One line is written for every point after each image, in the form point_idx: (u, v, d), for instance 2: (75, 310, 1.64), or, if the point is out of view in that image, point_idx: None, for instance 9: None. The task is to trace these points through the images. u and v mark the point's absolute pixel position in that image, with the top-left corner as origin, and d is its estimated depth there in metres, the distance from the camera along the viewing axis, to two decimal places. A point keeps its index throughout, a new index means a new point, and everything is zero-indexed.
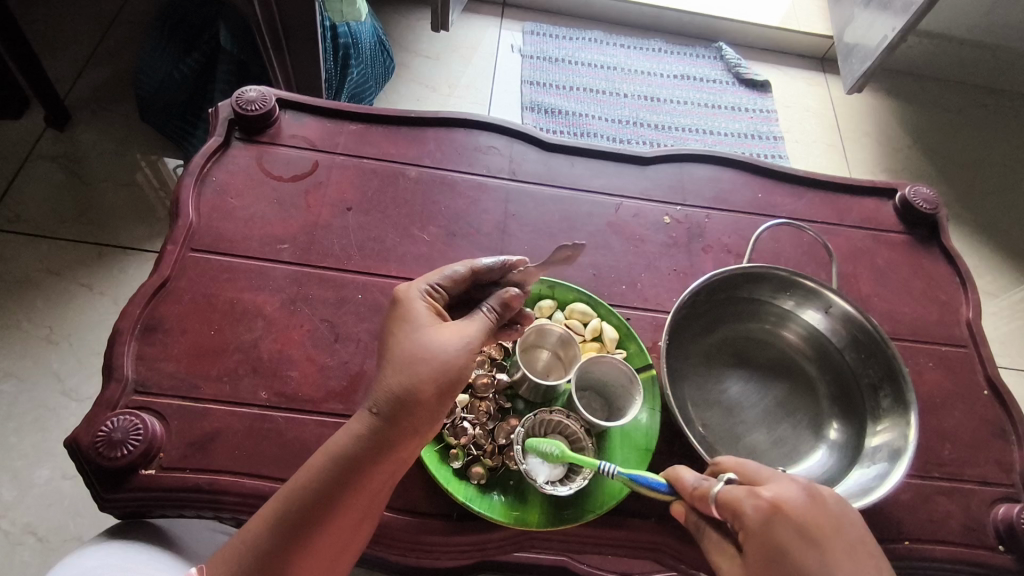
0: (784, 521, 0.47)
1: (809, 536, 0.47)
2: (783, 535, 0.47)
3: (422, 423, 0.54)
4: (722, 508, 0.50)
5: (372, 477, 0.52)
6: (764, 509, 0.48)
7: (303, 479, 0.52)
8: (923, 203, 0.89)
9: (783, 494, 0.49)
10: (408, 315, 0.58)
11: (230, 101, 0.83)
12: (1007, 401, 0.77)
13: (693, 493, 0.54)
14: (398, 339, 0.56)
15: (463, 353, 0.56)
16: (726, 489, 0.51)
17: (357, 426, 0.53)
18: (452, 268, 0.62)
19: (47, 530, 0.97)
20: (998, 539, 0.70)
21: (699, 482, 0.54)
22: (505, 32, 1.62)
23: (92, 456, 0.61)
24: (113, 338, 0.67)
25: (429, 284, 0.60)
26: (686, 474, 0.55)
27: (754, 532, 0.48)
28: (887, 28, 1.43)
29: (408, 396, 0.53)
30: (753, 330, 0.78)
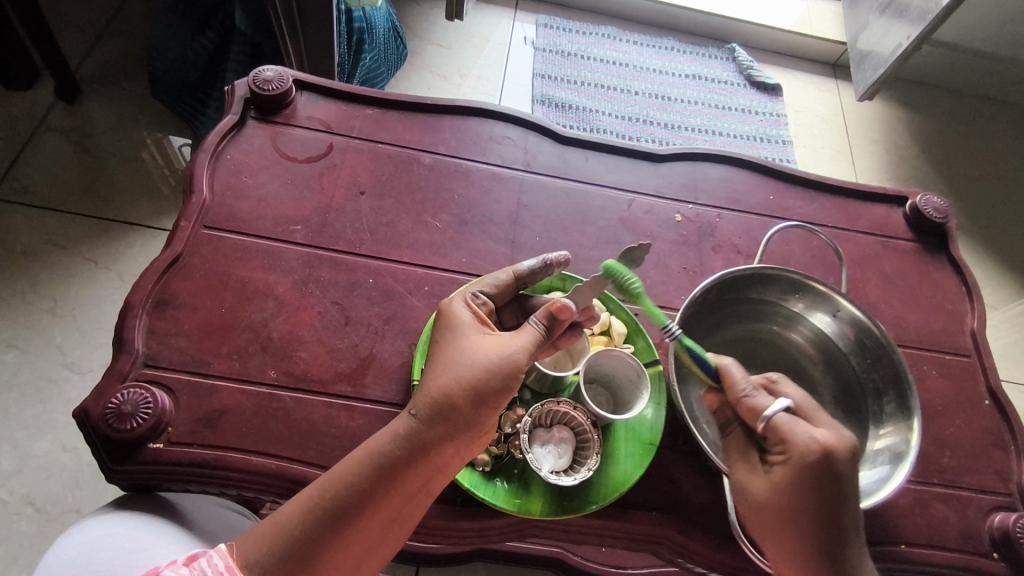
0: (824, 465, 0.55)
1: (835, 480, 0.56)
2: (818, 474, 0.56)
3: (458, 431, 0.55)
4: (771, 429, 0.58)
5: (407, 479, 0.53)
6: (816, 449, 0.56)
7: (341, 468, 0.53)
8: (934, 212, 0.89)
9: (832, 440, 0.56)
10: (452, 320, 0.60)
11: (247, 80, 0.83)
12: (1007, 411, 0.78)
13: (743, 401, 0.60)
14: (443, 345, 0.58)
15: (505, 362, 0.56)
16: (777, 418, 0.58)
17: (396, 426, 0.54)
18: (496, 276, 0.65)
19: (44, 501, 0.97)
20: (993, 547, 0.71)
21: (753, 394, 0.60)
22: (518, 23, 1.62)
23: (102, 427, 0.61)
24: (124, 312, 0.67)
25: (475, 293, 0.63)
26: (743, 380, 0.61)
27: (793, 459, 0.56)
28: (902, 36, 1.43)
29: (445, 401, 0.54)
30: (760, 330, 0.78)
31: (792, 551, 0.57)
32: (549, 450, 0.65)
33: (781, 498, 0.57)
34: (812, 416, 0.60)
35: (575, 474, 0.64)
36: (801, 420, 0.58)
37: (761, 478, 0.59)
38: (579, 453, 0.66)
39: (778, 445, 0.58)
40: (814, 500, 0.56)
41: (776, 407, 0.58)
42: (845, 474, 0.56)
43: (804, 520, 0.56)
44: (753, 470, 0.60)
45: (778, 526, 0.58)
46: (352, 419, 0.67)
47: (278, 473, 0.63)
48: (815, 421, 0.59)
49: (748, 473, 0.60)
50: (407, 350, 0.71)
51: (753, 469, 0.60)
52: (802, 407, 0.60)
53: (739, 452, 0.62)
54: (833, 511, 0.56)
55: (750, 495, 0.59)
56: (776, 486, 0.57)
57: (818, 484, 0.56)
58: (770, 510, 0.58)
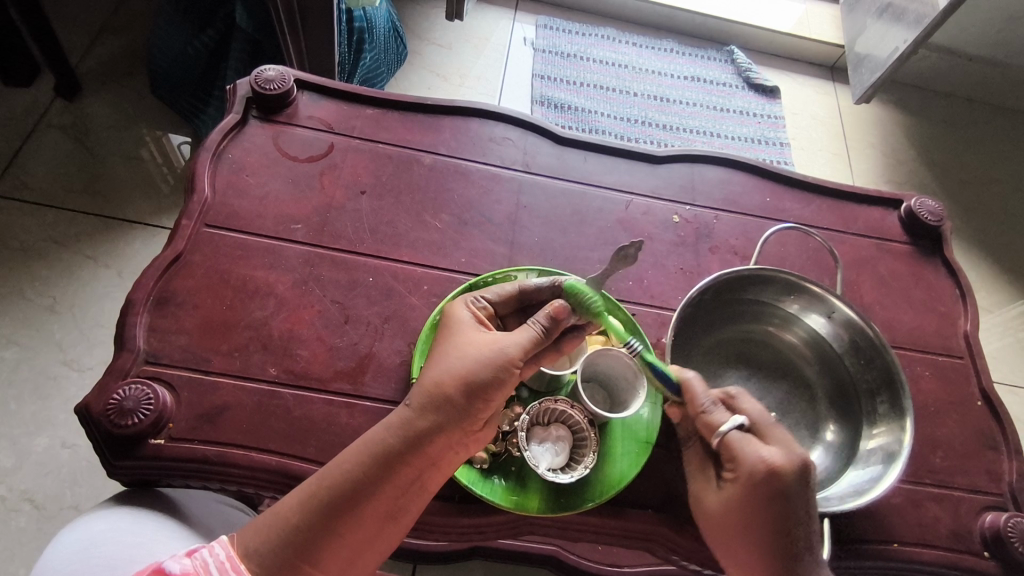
0: (769, 483, 0.57)
1: (784, 498, 0.57)
2: (764, 492, 0.58)
3: (449, 423, 0.55)
4: (724, 446, 0.61)
5: (400, 472, 0.54)
6: (761, 468, 0.58)
7: (336, 462, 0.54)
8: (928, 215, 0.90)
9: (778, 459, 0.58)
10: (452, 321, 0.62)
11: (249, 80, 0.83)
12: (999, 412, 0.79)
13: (700, 416, 0.63)
14: (441, 343, 0.60)
15: (498, 357, 0.57)
16: (729, 435, 0.60)
17: (392, 419, 0.55)
18: (500, 286, 0.67)
19: (43, 497, 0.98)
20: (984, 546, 0.72)
21: (710, 409, 0.62)
22: (518, 24, 1.62)
23: (104, 423, 0.62)
24: (126, 308, 0.68)
25: (477, 298, 0.65)
26: (702, 394, 0.63)
27: (743, 476, 0.59)
28: (899, 39, 1.44)
29: (439, 393, 0.55)
30: (755, 331, 0.79)
31: (743, 563, 0.59)
32: (547, 448, 0.66)
33: (730, 512, 0.59)
34: (768, 434, 0.61)
35: (572, 471, 0.65)
36: (750, 439, 0.60)
37: (715, 490, 0.62)
38: (576, 451, 0.67)
39: (730, 461, 0.61)
40: (761, 517, 0.58)
41: (727, 425, 0.61)
42: (794, 493, 0.57)
43: (753, 534, 0.58)
44: (709, 483, 0.63)
45: (730, 537, 0.60)
46: (351, 416, 0.67)
47: (278, 468, 0.64)
48: (768, 439, 0.61)
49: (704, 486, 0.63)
50: (407, 349, 0.72)
51: (709, 482, 0.63)
52: (758, 424, 0.62)
53: (699, 464, 0.65)
54: (782, 528, 0.57)
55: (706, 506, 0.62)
56: (727, 500, 0.60)
57: (764, 501, 0.58)
58: (721, 522, 0.61)
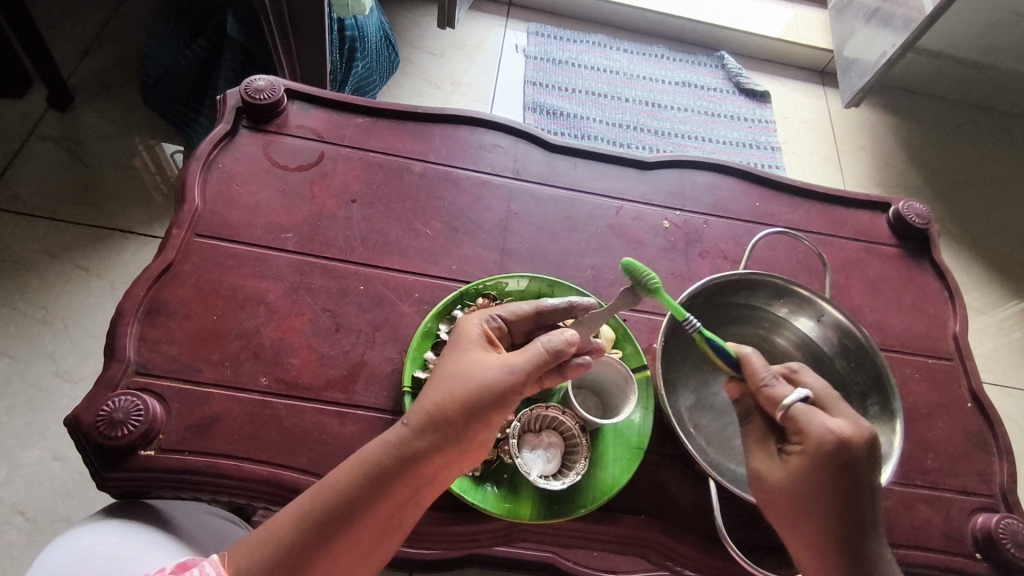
0: (840, 453, 0.57)
1: (852, 469, 0.57)
2: (835, 463, 0.57)
3: (447, 442, 0.55)
4: (789, 418, 0.60)
5: (396, 490, 0.54)
6: (831, 437, 0.57)
7: (331, 478, 0.54)
8: (916, 218, 0.91)
9: (847, 429, 0.57)
10: (461, 338, 0.61)
11: (240, 90, 0.83)
12: (989, 414, 0.79)
13: (762, 390, 0.62)
14: (448, 360, 0.60)
15: (498, 379, 0.56)
16: (796, 407, 0.60)
17: (389, 437, 0.55)
18: (517, 304, 0.66)
19: (36, 510, 0.97)
20: (976, 548, 0.72)
21: (772, 383, 0.62)
22: (510, 31, 1.63)
23: (93, 435, 0.62)
24: (116, 319, 0.68)
25: (492, 317, 0.64)
26: (764, 368, 0.63)
27: (814, 446, 0.57)
28: (887, 44, 1.45)
29: (439, 415, 0.56)
30: (745, 334, 0.79)
31: (810, 541, 0.58)
32: (538, 455, 0.66)
33: (800, 485, 0.58)
34: (832, 407, 0.61)
35: (563, 478, 0.65)
36: (818, 410, 0.59)
37: (779, 466, 0.60)
38: (567, 458, 0.67)
39: (797, 434, 0.59)
40: (834, 488, 0.57)
41: (794, 396, 0.60)
42: (862, 464, 0.57)
43: (818, 509, 0.57)
44: (769, 458, 0.61)
45: (793, 511, 0.59)
46: (343, 425, 0.67)
47: (268, 479, 0.64)
48: (833, 411, 0.60)
49: (763, 460, 0.61)
50: (398, 357, 0.72)
51: (770, 456, 0.61)
52: (823, 396, 0.62)
53: (757, 442, 0.63)
54: (850, 500, 0.57)
55: (765, 481, 0.60)
56: (792, 472, 0.58)
57: (835, 471, 0.57)
58: (787, 496, 0.58)
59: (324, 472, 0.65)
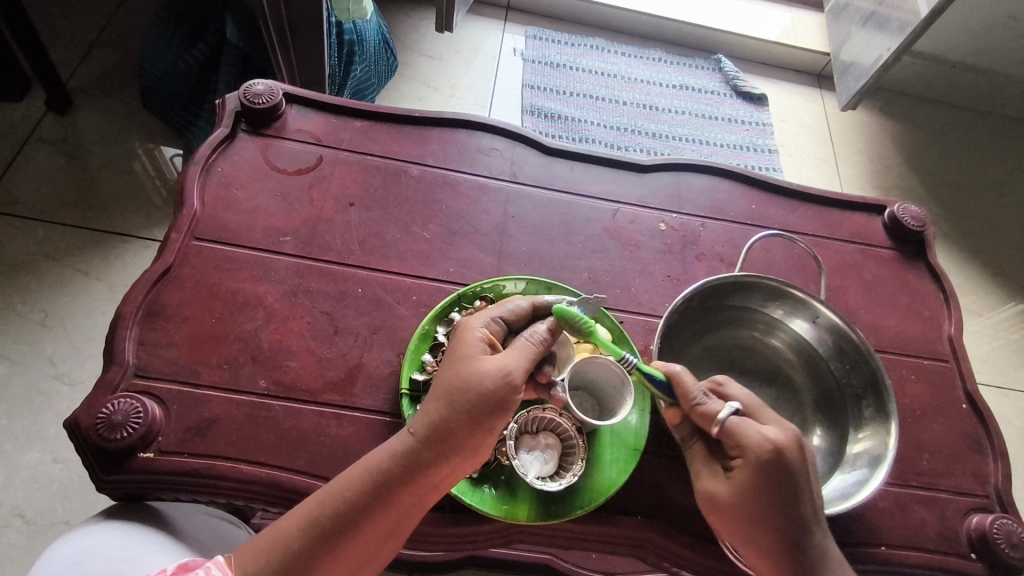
0: (778, 463, 0.57)
1: (790, 476, 0.57)
2: (775, 473, 0.57)
3: (451, 451, 0.57)
4: (726, 433, 0.59)
5: (400, 497, 0.56)
6: (768, 447, 0.57)
7: (340, 485, 0.55)
8: (911, 220, 0.91)
9: (780, 437, 0.58)
10: (461, 345, 0.61)
11: (238, 94, 0.84)
12: (983, 414, 0.80)
13: (694, 409, 0.62)
14: (449, 365, 0.60)
15: (501, 388, 0.57)
16: (733, 421, 0.59)
17: (395, 445, 0.57)
18: (515, 301, 0.65)
19: (35, 513, 0.98)
20: (970, 548, 0.72)
21: (704, 400, 0.61)
22: (508, 35, 1.64)
23: (93, 437, 0.62)
24: (115, 322, 0.68)
25: (493, 317, 0.64)
26: (693, 386, 0.63)
27: (756, 459, 0.57)
28: (883, 47, 1.45)
29: (443, 426, 0.57)
30: (740, 337, 0.80)
31: (759, 549, 0.59)
32: (535, 456, 0.67)
33: (747, 500, 0.58)
34: (761, 415, 0.61)
35: (561, 479, 0.65)
36: (751, 421, 0.59)
37: (723, 482, 0.60)
38: (565, 458, 0.68)
39: (734, 448, 0.59)
40: (776, 498, 0.57)
41: (725, 411, 0.60)
42: (798, 470, 0.58)
43: (766, 521, 0.58)
44: (715, 475, 0.62)
45: (744, 524, 0.59)
46: (341, 427, 0.68)
47: (267, 480, 0.64)
48: (762, 420, 0.61)
49: (709, 480, 0.61)
50: (396, 359, 0.72)
51: (715, 473, 0.62)
52: (749, 407, 0.62)
53: (702, 461, 0.63)
54: (791, 506, 0.57)
55: (715, 500, 0.60)
56: (738, 487, 0.58)
57: (776, 482, 0.57)
58: (734, 511, 0.59)
59: (323, 474, 0.65)
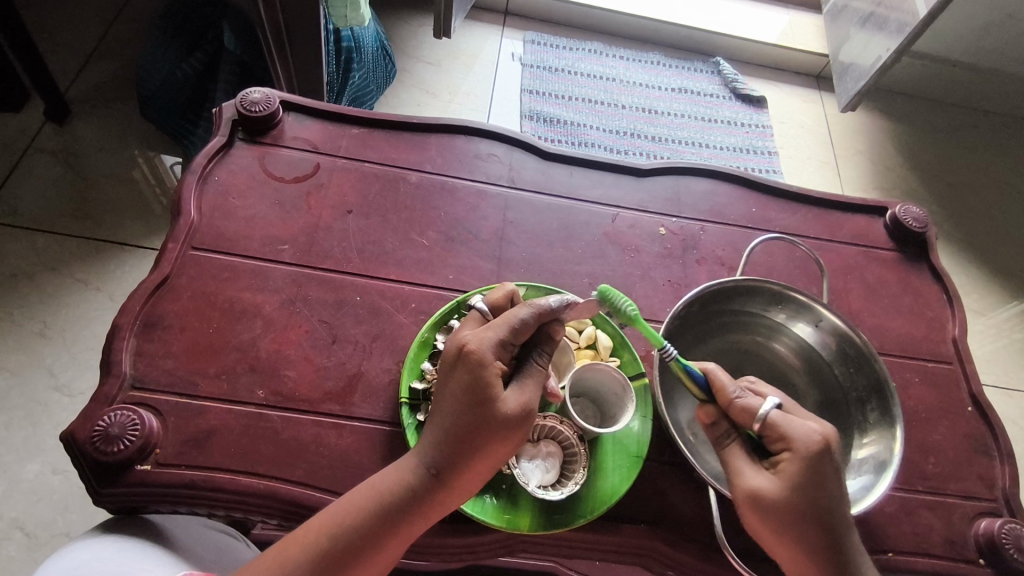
0: (825, 455, 0.57)
1: (834, 470, 0.57)
2: (822, 464, 0.56)
3: (465, 483, 0.57)
4: (769, 426, 0.59)
5: (412, 523, 0.56)
6: (817, 440, 0.57)
7: (343, 509, 0.55)
8: (913, 222, 0.91)
9: (825, 430, 0.58)
10: (473, 377, 0.57)
11: (234, 102, 0.84)
12: (990, 417, 0.79)
13: (735, 403, 0.61)
14: (462, 399, 0.57)
15: (521, 425, 0.56)
16: (776, 413, 0.59)
17: (405, 474, 0.57)
18: (520, 316, 0.59)
19: (35, 525, 0.97)
20: (979, 553, 0.71)
21: (745, 395, 0.61)
22: (506, 40, 1.64)
23: (89, 451, 0.61)
24: (112, 334, 0.68)
25: (500, 339, 0.58)
26: (731, 383, 0.62)
27: (805, 448, 0.57)
28: (882, 47, 1.45)
29: (460, 460, 0.56)
30: (742, 341, 0.79)
31: (798, 548, 0.57)
32: (536, 465, 0.65)
33: (794, 495, 0.56)
34: (796, 414, 0.61)
35: (562, 488, 0.65)
36: (794, 415, 0.59)
37: (767, 478, 0.58)
38: (566, 467, 0.67)
39: (779, 441, 0.58)
40: (821, 493, 0.56)
41: (768, 404, 0.59)
42: (838, 465, 0.58)
43: (812, 517, 0.56)
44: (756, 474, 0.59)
45: (791, 524, 0.56)
46: (340, 437, 0.67)
47: (266, 492, 0.63)
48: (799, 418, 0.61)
49: (749, 474, 0.58)
50: (395, 368, 0.72)
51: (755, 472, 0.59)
52: (785, 406, 0.62)
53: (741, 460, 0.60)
54: (832, 502, 0.57)
55: (760, 496, 0.57)
56: (786, 482, 0.56)
57: (820, 473, 0.56)
58: (784, 509, 0.56)
59: (322, 485, 0.64)
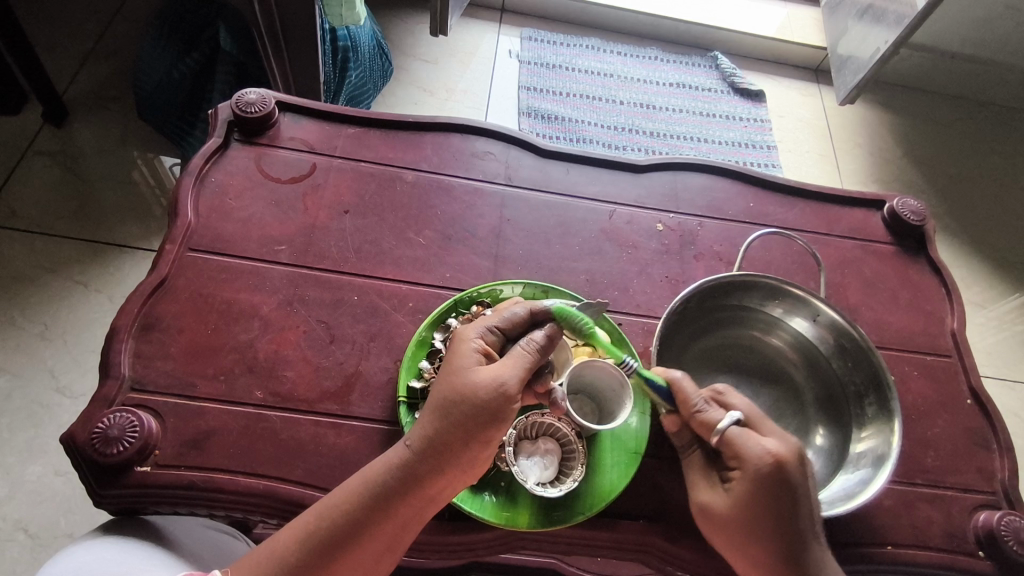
0: (778, 476, 0.56)
1: (789, 490, 0.56)
2: (773, 486, 0.56)
3: (447, 463, 0.57)
4: (724, 443, 0.59)
5: (399, 509, 0.56)
6: (767, 461, 0.56)
7: (336, 496, 0.56)
8: (911, 215, 0.90)
9: (782, 449, 0.57)
10: (456, 356, 0.60)
11: (229, 103, 0.84)
12: (989, 410, 0.79)
13: (694, 416, 0.62)
14: (444, 378, 0.59)
15: (492, 399, 0.56)
16: (732, 430, 0.59)
17: (391, 457, 0.57)
18: (511, 309, 0.64)
19: (38, 527, 0.98)
20: (978, 546, 0.71)
21: (704, 409, 0.61)
22: (503, 37, 1.64)
23: (89, 452, 0.62)
24: (110, 336, 0.68)
25: (487, 327, 0.62)
26: (694, 394, 0.63)
27: (753, 470, 0.57)
28: (881, 40, 1.44)
29: (439, 437, 0.57)
30: (740, 336, 0.79)
31: (753, 562, 0.58)
32: (535, 462, 0.66)
33: (742, 513, 0.57)
34: (762, 428, 0.60)
35: (561, 485, 0.65)
36: (751, 432, 0.59)
37: (721, 494, 0.60)
38: (565, 464, 0.67)
39: (733, 458, 0.59)
40: (773, 513, 0.56)
41: (725, 421, 0.59)
42: (799, 484, 0.56)
43: (761, 535, 0.57)
44: (710, 487, 0.61)
45: (743, 539, 0.58)
46: (339, 436, 0.67)
47: (266, 492, 0.63)
48: (764, 432, 0.60)
49: (704, 491, 0.61)
50: (393, 366, 0.72)
51: (712, 485, 0.61)
52: (753, 417, 0.61)
53: (699, 472, 0.62)
54: (788, 520, 0.56)
55: (709, 510, 0.60)
56: (733, 500, 0.58)
57: (769, 495, 0.56)
58: (731, 524, 0.58)
59: (321, 484, 0.64)
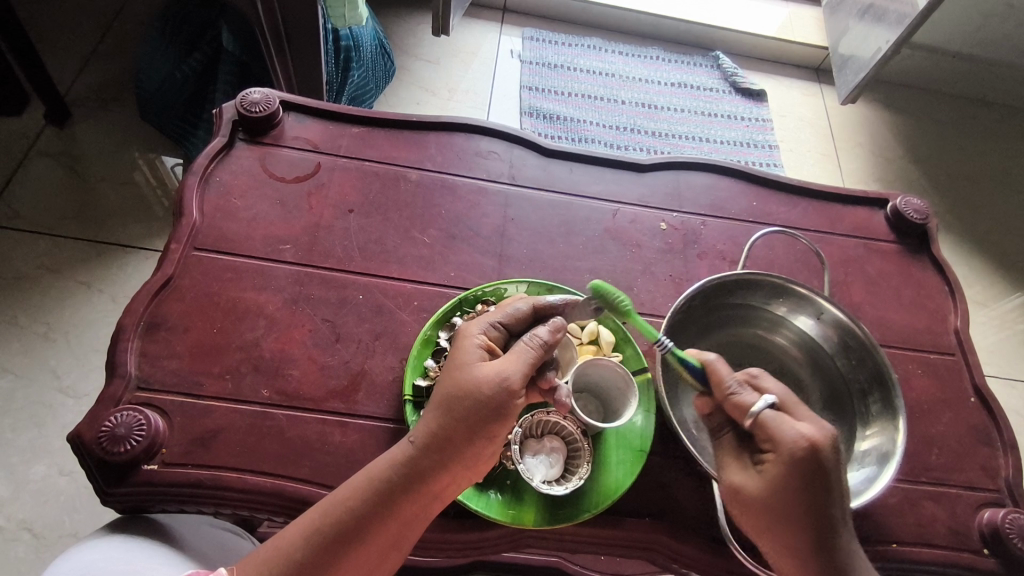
0: (813, 460, 0.55)
1: (823, 474, 0.55)
2: (807, 470, 0.55)
3: (451, 459, 0.57)
4: (758, 426, 0.58)
5: (404, 506, 0.56)
6: (803, 445, 0.55)
7: (343, 493, 0.56)
8: (914, 213, 0.91)
9: (817, 434, 0.56)
10: (460, 351, 0.60)
11: (234, 103, 0.84)
12: (993, 408, 0.79)
13: (728, 398, 0.61)
14: (448, 373, 0.59)
15: (495, 393, 0.56)
16: (767, 412, 0.58)
17: (397, 453, 0.57)
18: (515, 305, 0.64)
19: (42, 526, 0.98)
20: (983, 543, 0.72)
21: (739, 391, 0.60)
22: (505, 37, 1.64)
23: (96, 451, 0.62)
24: (116, 335, 0.68)
25: (491, 322, 0.63)
26: (729, 376, 0.62)
27: (788, 453, 0.56)
28: (882, 40, 1.44)
29: (444, 433, 0.57)
30: (744, 334, 0.79)
31: (783, 545, 0.57)
32: (541, 460, 0.67)
33: (775, 496, 0.56)
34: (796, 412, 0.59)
35: (566, 483, 0.65)
36: (786, 415, 0.58)
37: (753, 476, 0.59)
38: (570, 462, 0.67)
39: (766, 441, 0.58)
40: (807, 497, 0.55)
41: (760, 404, 0.58)
42: (832, 467, 0.56)
43: (793, 519, 0.56)
44: (742, 469, 0.60)
45: (775, 522, 0.57)
46: (345, 435, 0.67)
47: (272, 490, 0.64)
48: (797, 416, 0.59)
49: (735, 472, 0.60)
50: (398, 365, 0.72)
51: (743, 467, 0.60)
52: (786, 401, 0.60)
53: (731, 454, 0.62)
54: (820, 505, 0.56)
55: (741, 492, 0.59)
56: (767, 482, 0.57)
57: (804, 479, 0.55)
58: (763, 507, 0.57)
59: (328, 482, 0.65)
